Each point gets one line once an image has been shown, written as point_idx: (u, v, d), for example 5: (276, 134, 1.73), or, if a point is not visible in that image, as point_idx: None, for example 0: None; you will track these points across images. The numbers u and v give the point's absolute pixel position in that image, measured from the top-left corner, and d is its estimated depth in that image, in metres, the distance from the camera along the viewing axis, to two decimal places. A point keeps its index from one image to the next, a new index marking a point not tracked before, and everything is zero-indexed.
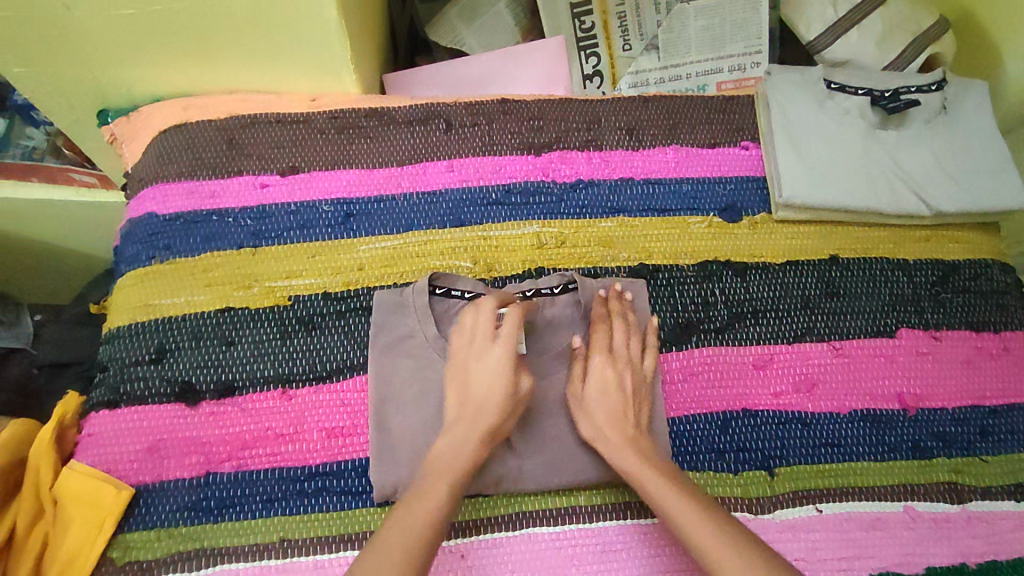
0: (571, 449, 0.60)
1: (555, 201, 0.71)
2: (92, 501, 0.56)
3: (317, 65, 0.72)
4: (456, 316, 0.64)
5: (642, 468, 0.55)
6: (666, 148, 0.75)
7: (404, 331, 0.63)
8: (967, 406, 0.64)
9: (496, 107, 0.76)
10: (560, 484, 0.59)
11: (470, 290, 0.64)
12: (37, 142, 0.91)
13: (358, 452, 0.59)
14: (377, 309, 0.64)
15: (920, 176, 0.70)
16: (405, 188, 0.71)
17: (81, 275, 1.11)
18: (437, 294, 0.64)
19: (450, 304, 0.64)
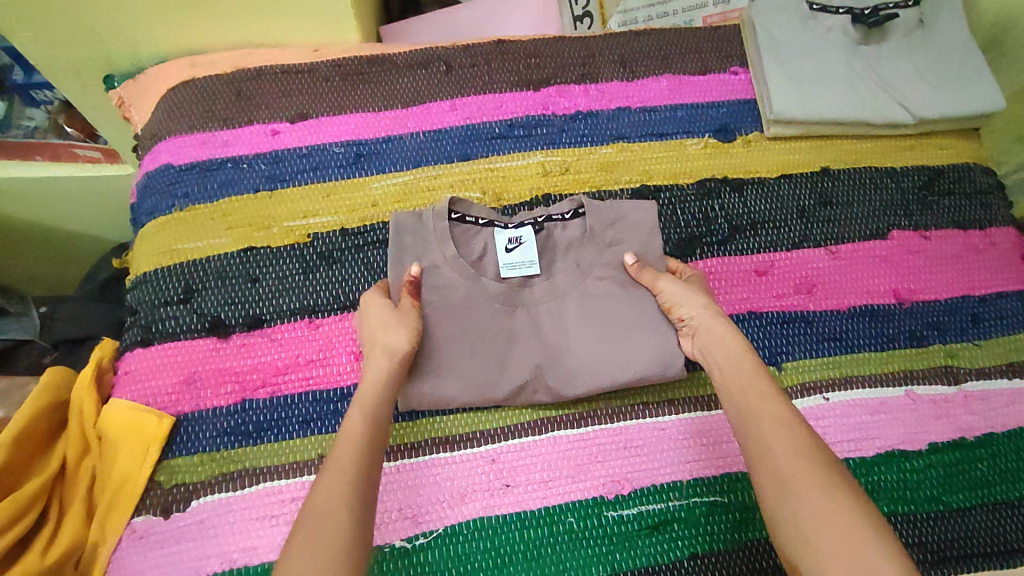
0: (585, 357, 0.62)
1: (557, 132, 0.74)
2: (135, 430, 0.58)
3: (317, 14, 0.74)
4: (470, 241, 0.65)
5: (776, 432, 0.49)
6: (660, 77, 0.78)
7: (417, 249, 0.63)
8: (958, 296, 0.68)
9: (493, 49, 0.78)
10: (577, 393, 0.61)
11: (484, 218, 0.66)
12: (38, 122, 0.92)
13: None
14: (393, 231, 0.64)
15: (902, 87, 0.73)
16: (412, 128, 0.73)
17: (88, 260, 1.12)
18: (454, 221, 0.65)
19: (465, 231, 0.65)
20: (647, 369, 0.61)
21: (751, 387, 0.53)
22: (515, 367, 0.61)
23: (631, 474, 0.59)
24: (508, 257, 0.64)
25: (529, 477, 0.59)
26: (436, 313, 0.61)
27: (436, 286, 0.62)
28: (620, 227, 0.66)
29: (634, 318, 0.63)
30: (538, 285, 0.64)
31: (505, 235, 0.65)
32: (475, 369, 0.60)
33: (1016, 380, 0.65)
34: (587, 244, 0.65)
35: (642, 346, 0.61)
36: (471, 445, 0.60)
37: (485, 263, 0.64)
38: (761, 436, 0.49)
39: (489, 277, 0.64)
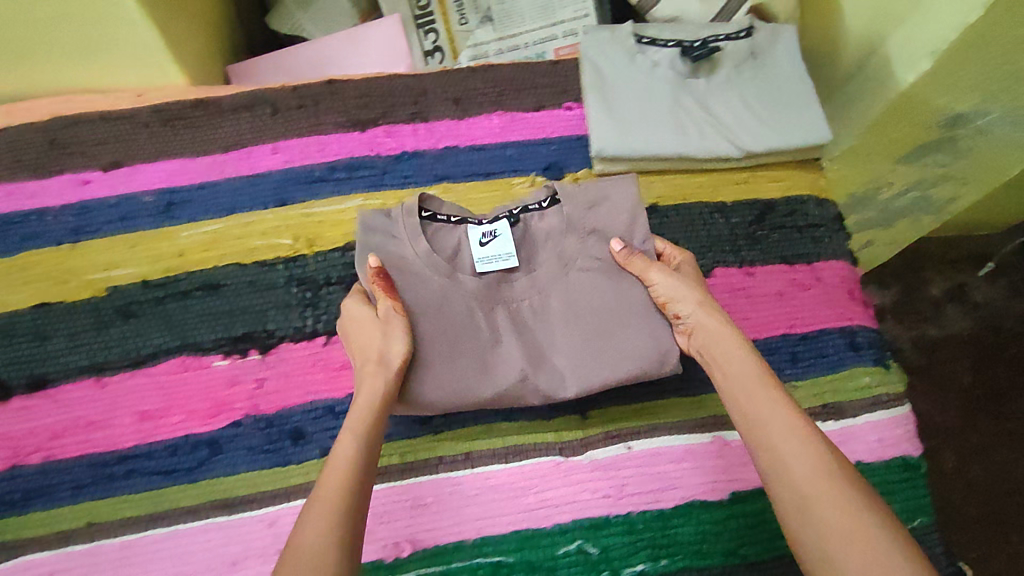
0: (577, 357, 0.59)
1: (379, 174, 0.72)
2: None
3: (136, 58, 0.71)
4: (442, 238, 0.62)
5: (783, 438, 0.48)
6: (491, 114, 0.76)
7: (387, 245, 0.60)
8: (778, 336, 0.67)
9: (324, 89, 0.76)
10: (569, 395, 0.58)
11: (455, 214, 0.63)
12: None
13: (170, 433, 0.60)
14: (358, 227, 0.60)
15: (730, 122, 0.72)
16: (229, 174, 0.71)
17: None
18: (425, 219, 0.62)
19: (436, 229, 0.61)
20: (640, 367, 0.58)
21: (758, 393, 0.52)
22: (499, 370, 0.58)
23: (419, 533, 0.58)
24: (483, 250, 0.60)
25: None
26: (423, 315, 0.58)
27: (410, 285, 0.59)
28: (602, 213, 0.62)
29: (624, 312, 0.59)
30: (517, 279, 0.61)
31: (480, 229, 0.62)
32: (456, 373, 0.58)
33: (830, 423, 0.63)
34: (568, 233, 0.61)
35: (642, 341, 0.58)
36: (251, 507, 0.57)
37: (460, 260, 0.61)
38: (776, 450, 0.48)
39: (464, 273, 0.61)
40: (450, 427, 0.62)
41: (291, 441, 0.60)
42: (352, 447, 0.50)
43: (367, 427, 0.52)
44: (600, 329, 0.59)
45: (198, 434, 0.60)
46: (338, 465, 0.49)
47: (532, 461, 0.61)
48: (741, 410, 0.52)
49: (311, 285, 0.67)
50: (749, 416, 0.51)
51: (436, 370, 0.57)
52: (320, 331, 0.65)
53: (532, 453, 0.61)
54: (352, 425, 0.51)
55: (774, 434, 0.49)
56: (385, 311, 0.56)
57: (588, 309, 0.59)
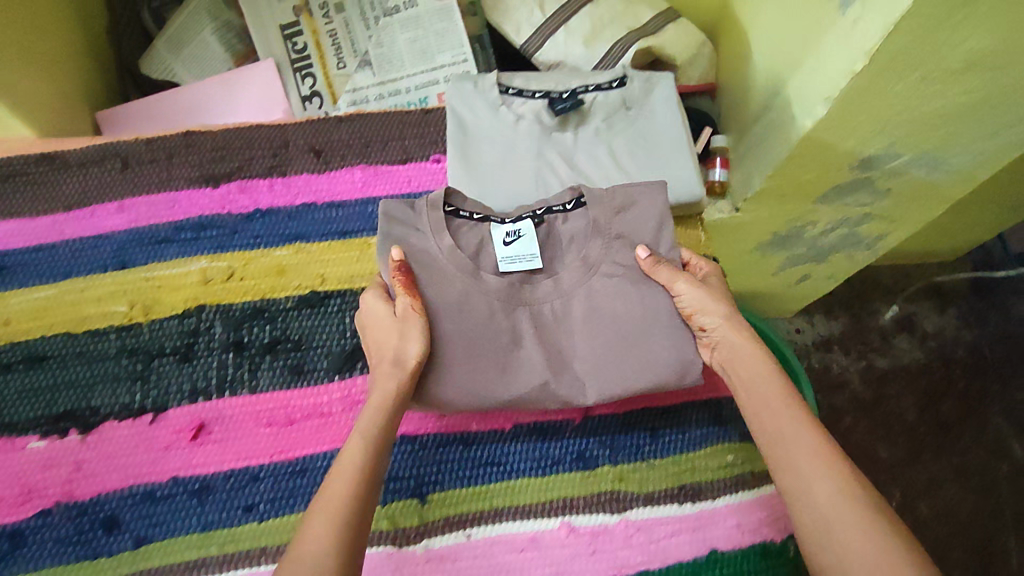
0: (592, 362, 0.60)
1: (228, 234, 0.69)
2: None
3: None
4: (465, 235, 0.62)
5: (814, 457, 0.49)
6: (354, 167, 0.73)
7: (409, 237, 0.60)
8: (637, 410, 0.64)
9: (180, 141, 0.73)
10: (587, 402, 0.59)
11: (478, 212, 0.63)
12: None
13: None
14: (381, 217, 0.60)
15: (597, 177, 0.69)
16: (68, 235, 0.68)
17: None
18: (448, 212, 0.62)
19: (462, 226, 0.62)
20: (660, 376, 0.59)
21: (779, 412, 0.52)
22: (513, 374, 0.59)
23: None
24: (507, 250, 0.61)
25: None
26: (442, 315, 0.58)
27: (432, 283, 0.59)
28: (631, 221, 0.62)
29: (648, 320, 0.60)
30: (540, 282, 0.62)
31: (504, 229, 0.62)
32: (474, 374, 0.58)
33: (686, 506, 0.60)
34: (591, 238, 0.62)
35: (663, 350, 0.59)
36: None
37: (483, 258, 0.61)
38: (800, 469, 0.49)
39: (488, 271, 0.61)
40: (273, 514, 0.58)
41: (101, 531, 0.57)
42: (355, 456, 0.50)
43: (378, 435, 0.52)
44: (621, 335, 0.60)
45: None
46: (337, 473, 0.49)
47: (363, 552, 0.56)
48: (764, 427, 0.53)
49: (142, 356, 0.63)
50: (772, 431, 0.52)
51: (465, 374, 0.58)
52: (147, 408, 0.61)
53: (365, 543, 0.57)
54: (365, 429, 0.52)
55: (801, 452, 0.50)
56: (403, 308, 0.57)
57: (613, 314, 0.60)
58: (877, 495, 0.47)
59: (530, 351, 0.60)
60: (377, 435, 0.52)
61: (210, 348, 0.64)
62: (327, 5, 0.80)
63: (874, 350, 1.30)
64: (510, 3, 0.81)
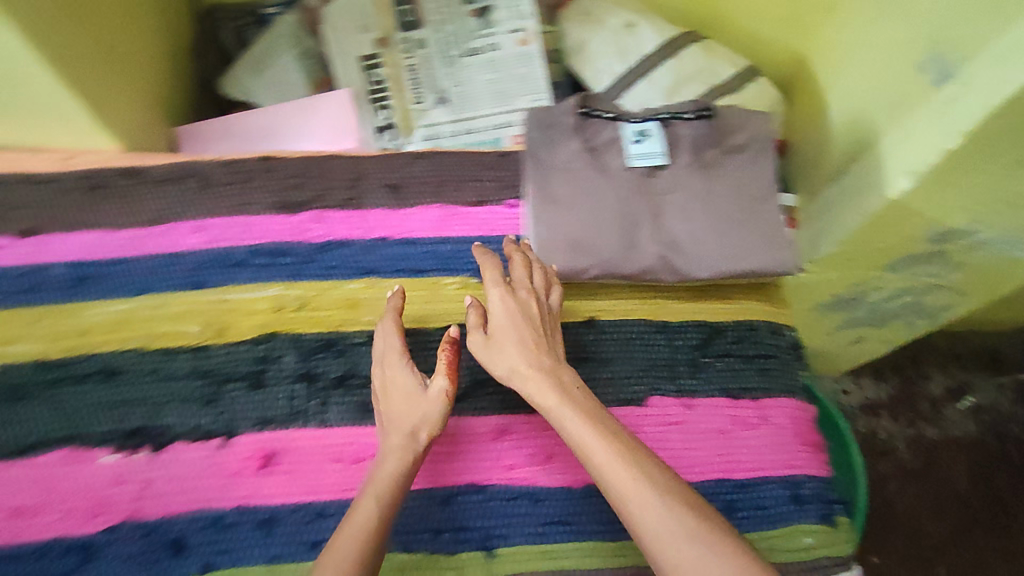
0: (707, 249, 0.65)
1: (301, 263, 0.69)
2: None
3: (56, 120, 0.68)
4: (598, 132, 0.68)
5: (637, 498, 0.47)
6: (430, 205, 0.73)
7: (551, 138, 0.68)
8: (714, 481, 0.61)
9: (257, 165, 0.74)
10: (699, 274, 0.64)
11: (611, 112, 0.68)
12: None
13: (56, 532, 0.56)
14: (534, 125, 0.68)
15: (678, 235, 0.65)
16: (147, 250, 0.69)
17: None
18: (583, 114, 0.68)
19: (594, 123, 0.68)
20: (767, 266, 0.65)
21: (604, 459, 0.50)
22: (635, 248, 0.65)
23: None
24: (638, 147, 0.66)
25: None
26: (579, 205, 0.66)
27: (571, 176, 0.67)
28: (745, 137, 0.68)
29: (757, 218, 0.66)
30: (663, 174, 0.67)
31: (633, 128, 0.67)
32: (600, 246, 0.65)
33: None
34: (704, 146, 0.68)
35: (772, 246, 0.65)
36: None
37: (614, 152, 0.67)
38: (643, 524, 0.47)
39: (617, 165, 0.67)
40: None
41: (170, 553, 0.57)
42: (364, 529, 0.50)
43: (384, 478, 0.54)
44: (730, 224, 0.65)
45: (69, 537, 0.56)
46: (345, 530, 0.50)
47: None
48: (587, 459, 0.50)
49: (212, 380, 0.63)
50: (603, 475, 0.49)
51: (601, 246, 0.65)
52: (217, 432, 0.61)
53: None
54: (379, 486, 0.53)
55: (635, 501, 0.47)
56: (387, 355, 0.61)
57: (720, 211, 0.66)
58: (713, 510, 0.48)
59: (659, 231, 0.65)
60: (389, 472, 0.54)
61: (279, 377, 0.63)
62: (408, 40, 0.82)
63: (922, 418, 1.14)
64: (592, 51, 0.82)
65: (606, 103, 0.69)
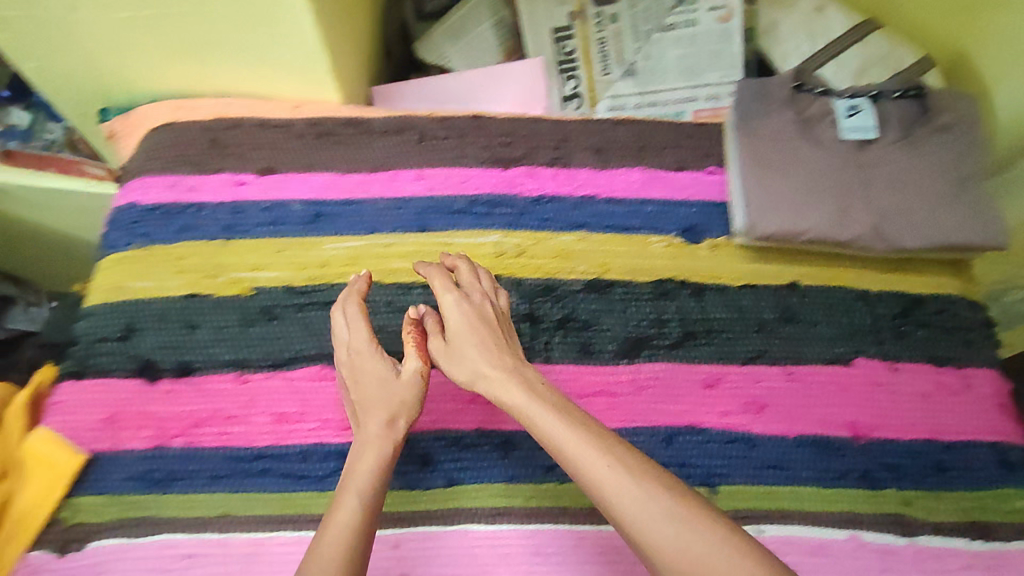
0: (916, 221, 0.68)
1: (517, 213, 0.73)
2: (58, 480, 0.60)
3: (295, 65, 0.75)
4: (809, 105, 0.72)
5: (612, 483, 0.47)
6: (633, 168, 0.77)
7: (763, 108, 0.72)
8: (921, 440, 0.65)
9: (469, 122, 0.78)
10: (908, 244, 0.68)
11: (821, 88, 0.73)
12: (56, 136, 1.12)
13: (317, 438, 0.62)
14: (746, 95, 0.72)
15: (889, 206, 0.68)
16: (375, 193, 0.74)
17: (79, 261, 1.26)
18: (795, 88, 0.72)
19: (804, 98, 0.72)
20: (973, 240, 0.68)
21: (581, 450, 0.49)
22: (847, 216, 0.68)
23: None
24: (850, 120, 0.70)
25: (428, 570, 0.58)
26: (793, 171, 0.69)
27: (785, 144, 0.70)
28: (953, 116, 0.71)
29: (965, 194, 0.69)
30: (873, 147, 0.70)
31: (846, 103, 0.71)
32: (815, 212, 0.68)
33: (974, 541, 0.62)
34: (912, 124, 0.71)
35: (979, 221, 0.68)
36: None
37: (826, 123, 0.71)
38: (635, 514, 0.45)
39: (830, 137, 0.70)
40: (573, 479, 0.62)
41: (418, 466, 0.62)
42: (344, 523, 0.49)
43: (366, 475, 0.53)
44: (939, 198, 0.68)
45: (330, 444, 0.62)
46: (330, 520, 0.50)
47: None
48: (560, 452, 0.50)
49: None
50: (571, 465, 0.49)
51: (816, 211, 0.68)
52: None
53: None
54: (356, 474, 0.53)
55: (624, 487, 0.46)
56: (357, 348, 0.60)
57: (930, 185, 0.69)
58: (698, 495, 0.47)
59: (870, 201, 0.68)
60: (371, 464, 0.54)
61: None
62: (602, 14, 0.86)
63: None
64: (780, 36, 0.86)
65: (815, 80, 0.74)
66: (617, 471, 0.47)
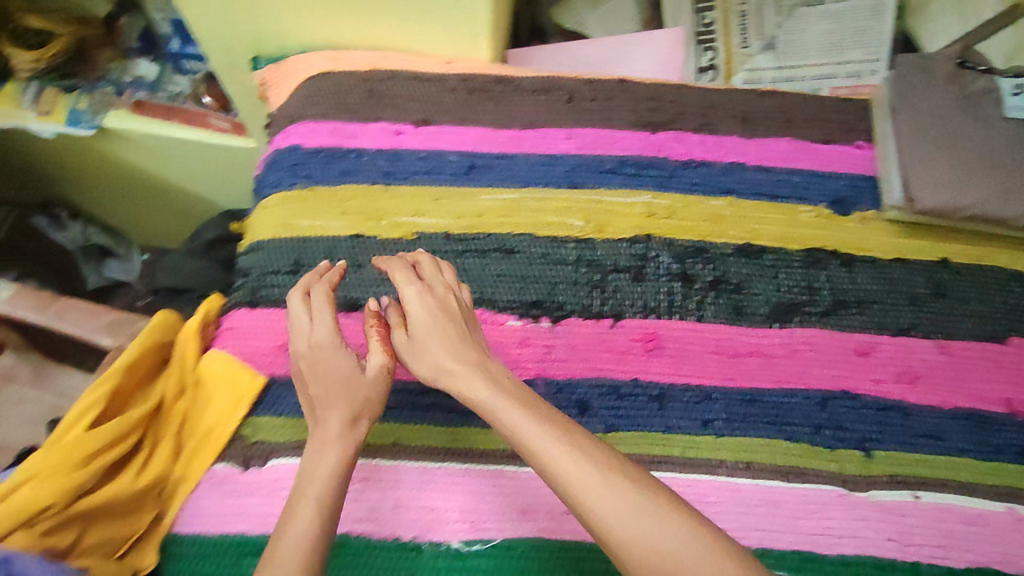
0: None
1: (667, 176, 0.74)
2: (243, 396, 0.63)
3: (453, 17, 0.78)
4: (972, 83, 0.72)
5: (585, 487, 0.43)
6: (781, 138, 0.77)
7: (925, 86, 0.72)
8: None
9: (616, 85, 0.80)
10: None
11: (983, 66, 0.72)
12: (182, 89, 1.17)
13: None
14: (906, 73, 0.74)
15: None
16: (527, 149, 0.75)
17: (202, 203, 1.36)
18: (959, 67, 0.72)
19: (968, 76, 0.72)
20: None
21: (550, 453, 0.45)
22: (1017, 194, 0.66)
23: None
24: (1016, 98, 0.69)
25: None
26: (959, 147, 0.68)
27: (949, 120, 0.70)
28: None
29: None
30: None
31: (1011, 82, 0.70)
32: (983, 187, 0.67)
33: None
34: None
35: None
36: None
37: (991, 101, 0.70)
38: (609, 520, 0.42)
39: (995, 115, 0.70)
40: (729, 433, 0.63)
41: (577, 411, 0.63)
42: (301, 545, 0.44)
43: (319, 481, 0.49)
44: None
45: None
46: (283, 534, 0.45)
47: (813, 485, 0.61)
48: (527, 454, 0.46)
49: (598, 269, 0.69)
50: (540, 468, 0.45)
51: (984, 187, 0.67)
52: (606, 313, 0.67)
53: (812, 478, 0.61)
54: (306, 486, 0.49)
55: (597, 493, 0.43)
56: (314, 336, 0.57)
57: None
58: (669, 494, 0.44)
59: None
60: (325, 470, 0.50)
61: (659, 273, 0.69)
62: None
63: None
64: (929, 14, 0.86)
65: (978, 58, 0.73)
66: (577, 460, 0.44)
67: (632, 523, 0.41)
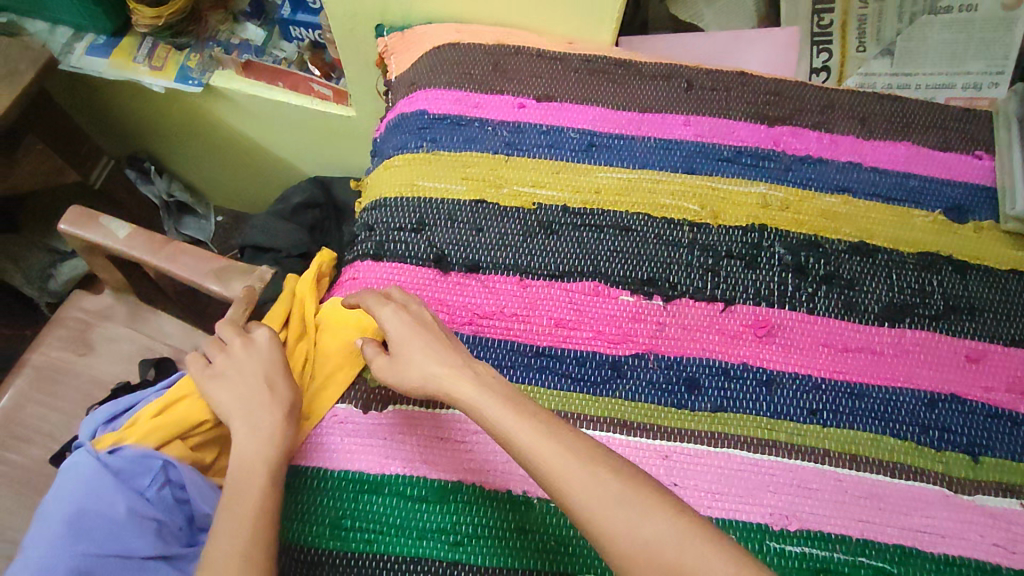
0: None
1: (784, 169, 0.75)
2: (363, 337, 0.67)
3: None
4: None
5: (566, 471, 0.46)
6: (898, 143, 0.77)
7: None
8: None
9: (734, 78, 0.81)
10: None
11: None
12: (287, 55, 1.21)
13: (591, 347, 0.67)
14: None
15: None
16: (645, 132, 0.77)
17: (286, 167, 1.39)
18: None
19: None
20: None
21: (534, 445, 0.48)
22: None
23: (803, 513, 0.60)
24: None
25: (698, 483, 0.60)
26: None
27: None
28: None
29: None
30: None
31: None
32: None
33: None
34: None
35: None
36: (645, 436, 0.62)
37: None
38: (585, 501, 0.45)
39: None
40: (836, 424, 0.64)
41: (685, 388, 0.65)
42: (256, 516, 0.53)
43: (257, 454, 0.57)
44: None
45: (604, 354, 0.66)
46: (237, 500, 0.54)
47: (919, 483, 0.61)
48: (510, 446, 0.49)
49: (712, 253, 0.70)
50: (526, 460, 0.48)
51: None
52: (719, 298, 0.68)
53: (919, 476, 0.62)
54: (246, 463, 0.56)
55: (576, 475, 0.46)
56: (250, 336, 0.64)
57: None
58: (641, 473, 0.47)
59: None
60: (256, 449, 0.57)
61: (772, 263, 0.70)
62: None
63: None
64: None
65: None
66: (564, 451, 0.47)
67: (607, 501, 0.45)
